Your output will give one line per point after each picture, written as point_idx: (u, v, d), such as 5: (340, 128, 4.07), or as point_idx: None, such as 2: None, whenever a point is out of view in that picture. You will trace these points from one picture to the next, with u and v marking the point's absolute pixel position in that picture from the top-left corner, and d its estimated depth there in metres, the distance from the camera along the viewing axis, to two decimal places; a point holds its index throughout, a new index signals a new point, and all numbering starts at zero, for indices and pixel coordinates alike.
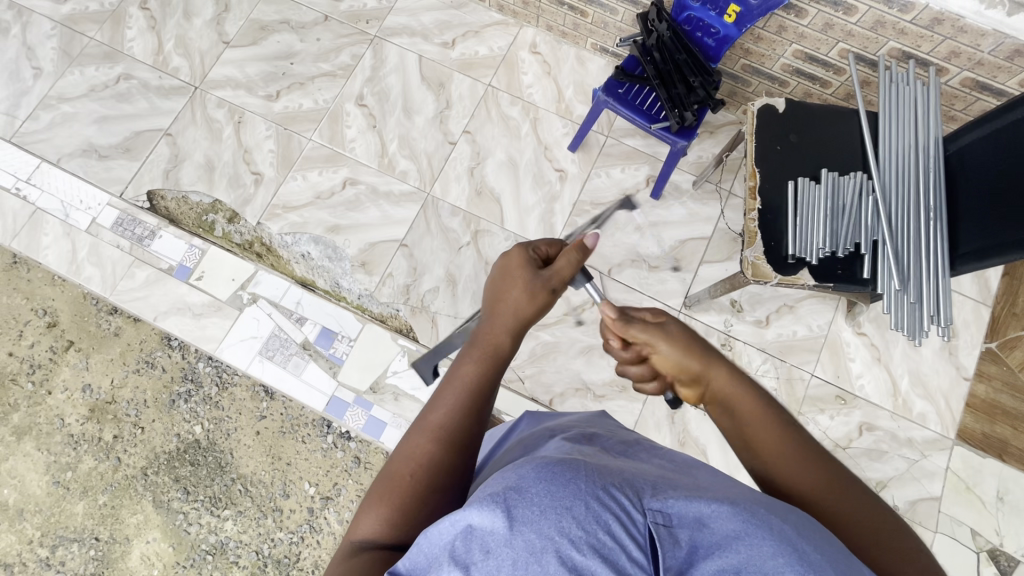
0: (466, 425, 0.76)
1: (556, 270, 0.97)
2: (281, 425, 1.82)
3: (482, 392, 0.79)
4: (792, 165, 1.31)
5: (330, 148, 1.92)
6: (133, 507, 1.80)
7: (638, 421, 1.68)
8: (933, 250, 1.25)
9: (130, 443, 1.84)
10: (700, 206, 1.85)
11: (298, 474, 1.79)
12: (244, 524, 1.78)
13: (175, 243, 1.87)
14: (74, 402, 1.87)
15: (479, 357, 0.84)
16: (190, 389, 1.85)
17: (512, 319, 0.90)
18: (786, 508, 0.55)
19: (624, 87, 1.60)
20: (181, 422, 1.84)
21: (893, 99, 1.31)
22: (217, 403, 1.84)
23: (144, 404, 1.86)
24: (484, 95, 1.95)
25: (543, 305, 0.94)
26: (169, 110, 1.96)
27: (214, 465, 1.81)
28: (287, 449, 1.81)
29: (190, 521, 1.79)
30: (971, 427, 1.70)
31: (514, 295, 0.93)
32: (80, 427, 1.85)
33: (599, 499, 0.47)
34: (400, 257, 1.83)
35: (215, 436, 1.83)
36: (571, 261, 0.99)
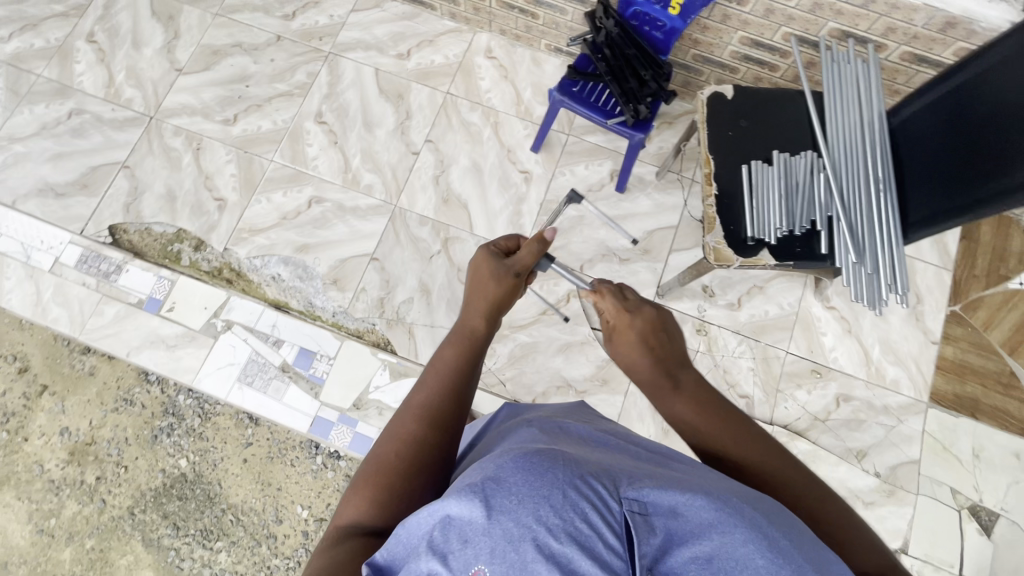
0: (448, 408, 0.79)
1: (519, 259, 0.98)
2: (268, 451, 1.80)
3: (459, 375, 0.82)
4: (744, 150, 1.34)
5: (293, 168, 1.89)
6: (123, 548, 1.76)
7: (622, 414, 1.70)
8: (885, 221, 1.27)
9: (114, 483, 1.80)
10: (664, 195, 1.88)
11: (290, 498, 1.77)
12: (238, 554, 1.75)
13: (143, 276, 1.83)
14: (52, 447, 1.82)
15: (452, 348, 0.87)
16: (172, 423, 1.82)
17: (483, 308, 0.92)
18: (757, 498, 0.57)
19: (578, 86, 1.61)
20: (165, 457, 1.81)
21: (837, 77, 1.36)
22: (200, 435, 1.82)
23: (125, 442, 1.82)
24: (443, 104, 1.95)
25: (510, 295, 0.96)
26: (125, 142, 1.92)
27: (203, 498, 1.79)
28: (276, 473, 1.79)
29: (182, 556, 1.76)
30: (943, 389, 1.75)
31: (483, 286, 0.95)
32: (60, 472, 1.81)
33: (576, 488, 0.48)
34: (372, 271, 1.80)
35: (202, 467, 1.80)
36: (534, 250, 0.99)
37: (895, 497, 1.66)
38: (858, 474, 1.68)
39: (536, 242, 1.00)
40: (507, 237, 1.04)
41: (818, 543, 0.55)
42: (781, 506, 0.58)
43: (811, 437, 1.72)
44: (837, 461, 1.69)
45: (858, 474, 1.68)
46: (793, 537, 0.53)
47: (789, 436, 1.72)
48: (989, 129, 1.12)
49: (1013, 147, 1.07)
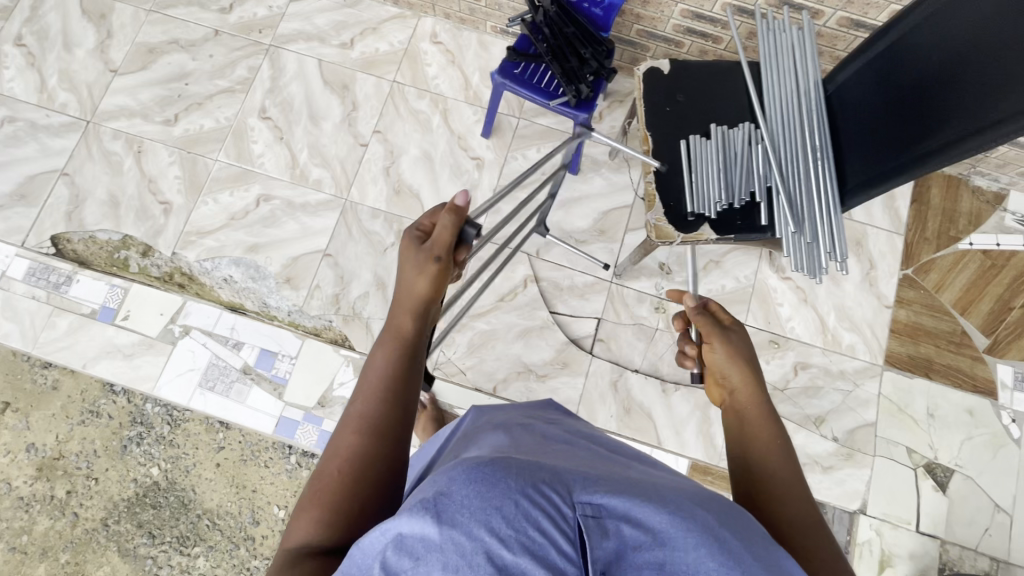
0: (390, 415, 0.74)
1: (437, 241, 0.85)
2: (241, 453, 1.78)
3: (397, 380, 0.76)
4: (683, 124, 1.33)
5: (238, 167, 1.84)
6: (99, 560, 1.75)
7: (583, 396, 1.71)
8: (823, 189, 1.27)
9: (85, 496, 1.78)
10: (617, 175, 1.87)
11: (265, 499, 1.76)
12: (216, 558, 1.74)
13: (95, 284, 1.79)
14: (19, 463, 1.79)
15: (385, 350, 0.79)
16: (141, 432, 1.80)
17: (410, 303, 0.83)
18: (713, 499, 0.57)
19: (520, 67, 1.57)
20: (136, 466, 1.79)
21: (773, 47, 1.34)
22: (171, 442, 1.80)
23: (94, 454, 1.80)
24: (390, 92, 1.91)
25: (437, 279, 0.84)
26: (61, 149, 1.85)
27: (177, 504, 1.77)
28: (250, 476, 1.77)
29: (160, 564, 1.74)
30: (898, 351, 1.78)
31: (406, 280, 0.84)
32: (29, 488, 1.78)
33: (528, 496, 0.47)
34: (325, 267, 1.77)
35: (175, 475, 1.79)
36: (450, 227, 0.86)
37: (853, 460, 1.69)
38: (817, 440, 1.71)
39: (451, 215, 0.86)
40: (428, 215, 0.90)
41: (772, 540, 0.56)
42: (736, 506, 0.59)
43: None
44: (796, 428, 1.72)
45: (817, 440, 1.71)
46: (747, 538, 0.53)
47: None
48: (932, 86, 1.10)
49: (956, 103, 1.05)
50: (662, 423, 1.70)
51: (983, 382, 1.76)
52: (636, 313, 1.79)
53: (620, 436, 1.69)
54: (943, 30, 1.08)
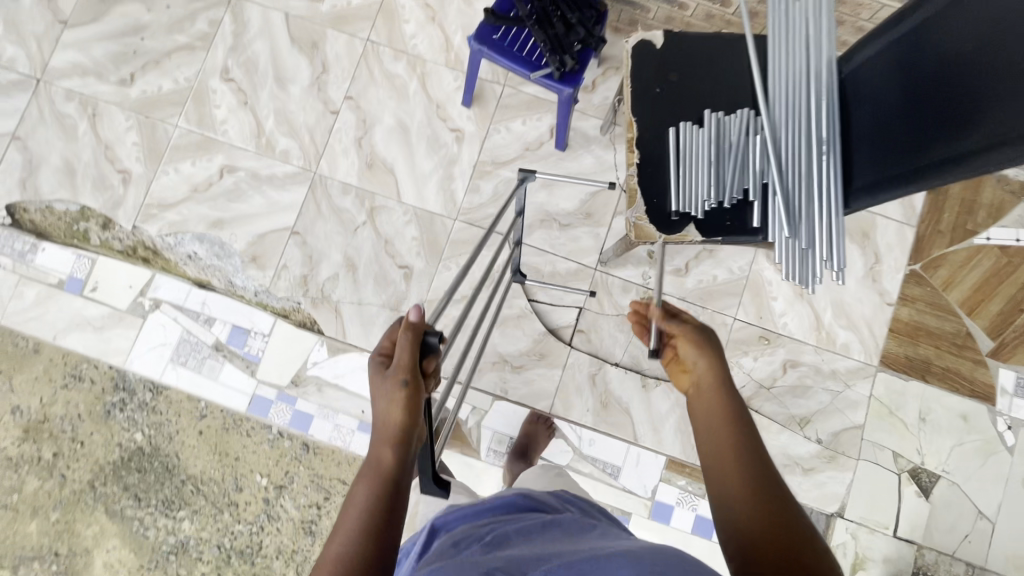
0: (372, 557, 0.64)
1: (401, 355, 0.73)
2: (223, 422, 1.73)
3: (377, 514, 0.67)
4: (673, 109, 1.19)
5: (199, 134, 1.71)
6: (87, 520, 1.76)
7: (559, 388, 1.65)
8: (826, 189, 1.14)
9: (72, 458, 1.77)
10: (608, 152, 1.72)
11: (248, 467, 1.73)
12: (201, 521, 1.74)
13: (61, 254, 1.70)
14: (6, 424, 1.77)
15: (365, 483, 0.69)
16: (124, 397, 1.76)
17: (386, 426, 0.72)
18: (673, 555, 0.57)
19: (500, 32, 1.41)
20: (120, 431, 1.76)
21: (785, 18, 1.17)
22: (154, 408, 1.75)
23: (78, 418, 1.77)
24: (363, 53, 1.75)
25: (411, 405, 0.72)
26: (11, 110, 1.72)
27: (162, 469, 1.75)
28: (232, 443, 1.73)
29: (146, 525, 1.75)
30: (894, 352, 1.68)
31: (378, 402, 0.73)
32: (16, 449, 1.78)
33: None
34: (293, 246, 1.68)
35: (159, 440, 1.76)
36: (412, 339, 0.74)
37: (835, 463, 1.64)
38: (799, 441, 1.65)
39: (408, 332, 0.74)
40: (388, 334, 0.78)
41: None
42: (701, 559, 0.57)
43: (754, 405, 1.67)
44: (779, 429, 1.66)
45: (800, 441, 1.65)
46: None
47: None
48: (964, 81, 0.96)
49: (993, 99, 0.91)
50: (640, 419, 1.65)
51: (982, 387, 1.67)
52: (620, 303, 1.69)
53: (595, 431, 1.64)
54: (970, 16, 0.94)
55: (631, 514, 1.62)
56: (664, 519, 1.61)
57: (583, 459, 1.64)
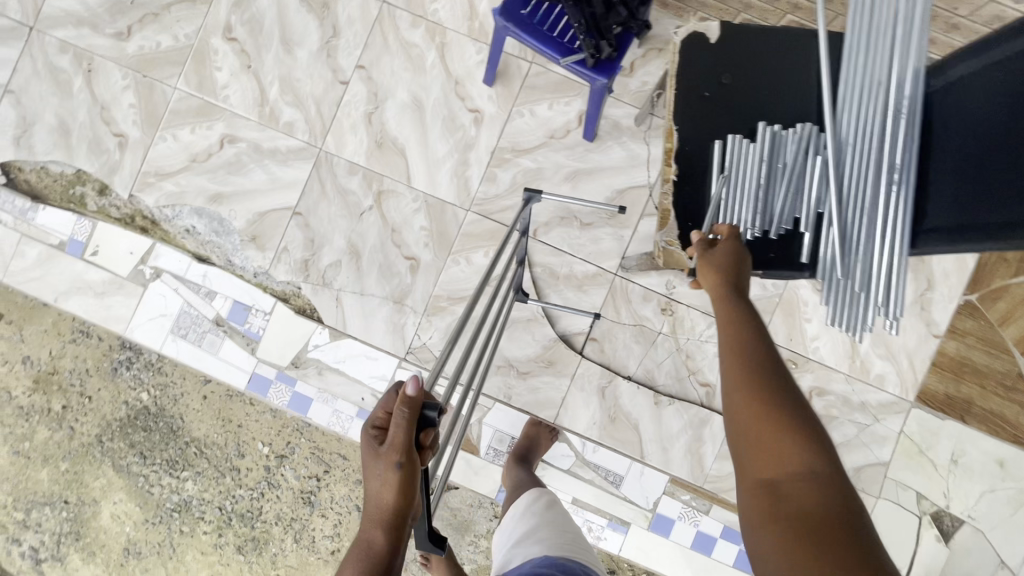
0: None
1: (393, 438, 0.71)
2: (227, 389, 1.70)
3: None
4: (722, 118, 1.03)
5: (199, 99, 1.59)
6: (95, 472, 1.77)
7: (566, 398, 1.56)
8: (892, 225, 0.98)
9: (80, 412, 1.77)
10: (641, 147, 1.55)
11: (250, 435, 1.70)
12: (204, 483, 1.74)
13: (60, 215, 1.62)
14: (17, 374, 1.77)
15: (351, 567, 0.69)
16: (130, 355, 1.73)
17: (375, 513, 0.70)
18: None
19: (530, 7, 1.24)
20: (127, 389, 1.74)
21: (869, 19, 0.99)
22: (160, 369, 1.72)
23: (86, 373, 1.75)
24: (379, 17, 1.57)
25: (406, 485, 0.70)
26: (5, 60, 1.61)
27: (167, 430, 1.74)
28: (236, 411, 1.70)
29: (152, 482, 1.75)
30: (933, 387, 1.55)
31: (372, 481, 0.71)
32: (27, 399, 1.78)
33: None
34: (295, 228, 1.58)
35: (163, 401, 1.73)
36: (405, 419, 0.71)
37: None
38: None
39: (404, 408, 0.71)
40: (383, 405, 0.76)
41: None
42: None
43: None
44: None
45: None
46: None
47: None
48: None
49: None
50: (649, 437, 1.56)
51: None
52: (638, 313, 1.57)
53: (600, 445, 1.56)
54: None
55: (629, 524, 1.56)
56: (663, 532, 1.56)
57: (586, 465, 1.57)
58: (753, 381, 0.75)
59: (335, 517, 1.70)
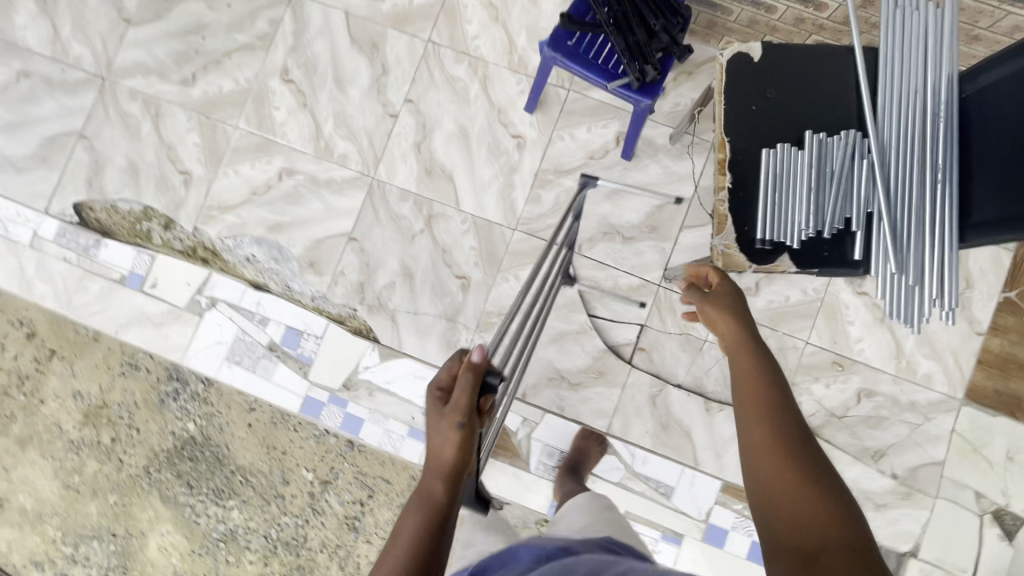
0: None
1: (458, 400, 0.82)
2: (272, 416, 1.74)
3: (428, 544, 0.71)
4: (770, 128, 1.10)
5: (259, 136, 1.69)
6: (143, 504, 1.80)
7: (618, 408, 1.60)
8: (939, 222, 1.03)
9: (129, 444, 1.80)
10: (678, 163, 1.63)
11: (294, 461, 1.73)
12: (249, 512, 1.76)
13: (122, 250, 1.71)
14: (68, 409, 1.81)
15: (414, 513, 0.75)
16: (177, 387, 1.77)
17: (439, 468, 0.79)
18: None
19: (575, 38, 1.32)
20: (173, 420, 1.78)
21: (899, 32, 1.06)
22: (206, 399, 1.76)
23: (134, 406, 1.79)
24: (424, 54, 1.69)
25: (464, 441, 0.80)
26: (79, 109, 1.74)
27: (213, 459, 1.77)
28: (280, 438, 1.73)
29: (198, 512, 1.78)
30: (981, 385, 1.56)
31: (434, 436, 0.82)
32: (78, 433, 1.82)
33: None
34: (350, 253, 1.66)
35: (209, 431, 1.77)
36: (468, 384, 0.83)
37: (910, 500, 1.55)
38: (872, 475, 1.56)
39: (468, 372, 0.84)
40: (447, 369, 0.87)
41: None
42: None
43: (824, 434, 1.59)
44: (851, 461, 1.57)
45: (872, 475, 1.56)
46: None
47: None
48: None
49: None
50: (701, 444, 1.58)
51: None
52: (684, 321, 1.61)
53: (654, 453, 1.58)
54: None
55: (683, 535, 1.57)
56: (718, 542, 1.56)
57: (636, 477, 1.58)
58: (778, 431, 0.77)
59: (381, 542, 1.71)
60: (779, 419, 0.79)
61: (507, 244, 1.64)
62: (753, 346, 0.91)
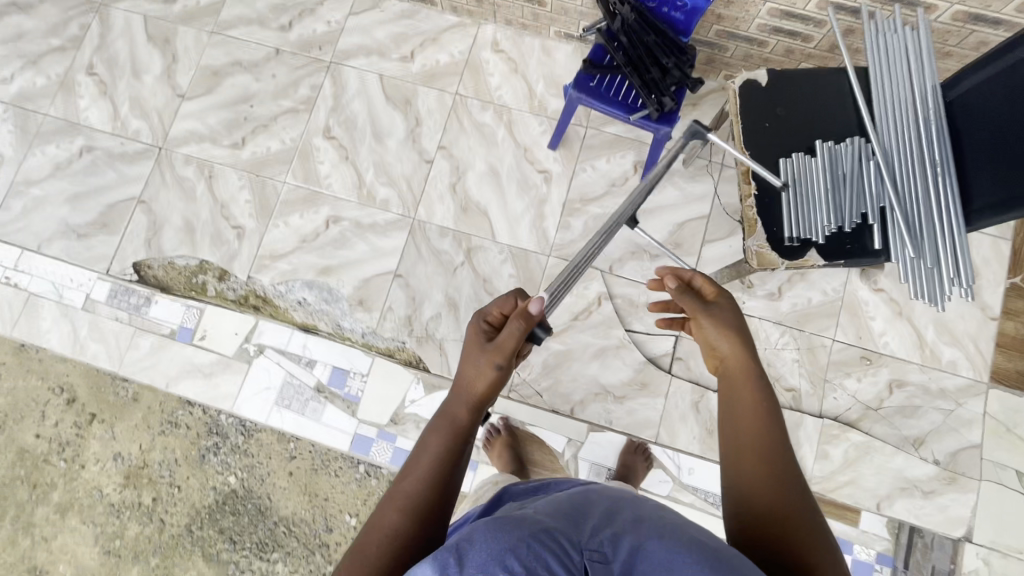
0: (431, 500, 0.81)
1: (502, 342, 0.95)
2: (312, 464, 1.76)
3: (444, 469, 0.84)
4: (784, 141, 1.25)
5: (307, 189, 1.84)
6: (185, 565, 1.76)
7: (663, 418, 1.66)
8: (945, 209, 1.16)
9: (170, 503, 1.79)
10: (693, 184, 1.77)
11: (337, 507, 1.74)
12: (294, 564, 1.73)
13: (171, 306, 1.82)
14: (108, 472, 1.81)
15: (438, 435, 0.87)
16: (217, 442, 1.80)
17: (470, 397, 0.91)
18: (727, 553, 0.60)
19: (596, 80, 1.50)
20: (215, 475, 1.79)
21: (883, 51, 1.23)
22: (246, 451, 1.79)
23: (175, 463, 1.80)
24: (453, 105, 1.87)
25: (496, 380, 0.93)
26: (138, 177, 1.89)
27: (255, 511, 1.77)
28: (321, 484, 1.75)
29: (242, 569, 1.74)
30: (1004, 366, 1.65)
31: (472, 364, 0.95)
32: (118, 495, 1.80)
33: (538, 541, 0.56)
34: (397, 288, 1.77)
35: (251, 483, 1.78)
36: (515, 332, 0.96)
37: (956, 484, 1.59)
38: (916, 463, 1.62)
39: (519, 319, 0.98)
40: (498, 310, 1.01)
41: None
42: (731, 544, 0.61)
43: (864, 427, 1.65)
44: (893, 451, 1.63)
45: (916, 463, 1.62)
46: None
47: (841, 428, 1.65)
48: None
49: None
50: None
51: None
52: None
53: (703, 459, 1.64)
54: None
55: None
56: None
57: (684, 489, 1.63)
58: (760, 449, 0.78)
59: None
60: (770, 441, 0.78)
61: (543, 269, 1.75)
62: (753, 363, 0.86)
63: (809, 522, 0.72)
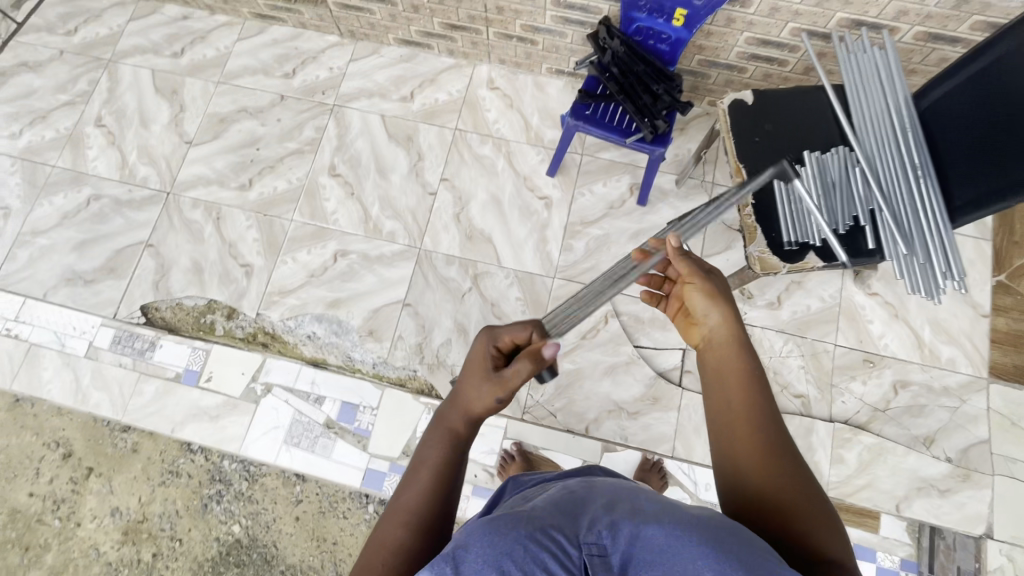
0: (435, 510, 0.78)
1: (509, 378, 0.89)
2: (319, 506, 1.72)
3: (446, 480, 0.81)
4: (775, 154, 1.33)
5: (314, 225, 1.88)
6: None
7: (678, 431, 1.67)
8: (930, 208, 1.24)
9: (171, 557, 1.71)
10: (687, 202, 1.85)
11: (346, 551, 1.69)
12: None
13: (177, 349, 1.81)
14: (105, 528, 1.74)
15: (439, 446, 0.84)
16: (221, 489, 1.75)
17: (471, 412, 0.87)
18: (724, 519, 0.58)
19: (591, 108, 1.59)
20: (218, 525, 1.73)
21: (856, 69, 1.34)
22: (250, 498, 1.74)
23: (176, 515, 1.74)
24: (453, 140, 1.95)
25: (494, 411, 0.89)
26: (146, 222, 1.92)
27: (261, 562, 1.70)
28: (330, 528, 1.71)
29: None
30: (1001, 361, 1.70)
31: (474, 378, 0.90)
32: (116, 553, 1.72)
33: (534, 540, 0.54)
34: (406, 317, 1.79)
35: (256, 531, 1.72)
36: (524, 371, 0.89)
37: (970, 480, 1.61)
38: (929, 462, 1.63)
39: (529, 360, 0.91)
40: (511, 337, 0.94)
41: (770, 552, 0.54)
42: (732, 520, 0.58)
43: (874, 429, 1.68)
44: (905, 451, 1.65)
45: (929, 461, 1.63)
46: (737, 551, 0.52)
47: (852, 431, 1.67)
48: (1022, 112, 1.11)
49: None
50: None
51: None
52: None
53: None
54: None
55: None
56: None
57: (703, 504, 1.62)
58: (757, 424, 0.75)
59: None
60: (763, 416, 0.76)
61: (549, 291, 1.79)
62: (743, 340, 0.83)
63: (814, 496, 0.70)
